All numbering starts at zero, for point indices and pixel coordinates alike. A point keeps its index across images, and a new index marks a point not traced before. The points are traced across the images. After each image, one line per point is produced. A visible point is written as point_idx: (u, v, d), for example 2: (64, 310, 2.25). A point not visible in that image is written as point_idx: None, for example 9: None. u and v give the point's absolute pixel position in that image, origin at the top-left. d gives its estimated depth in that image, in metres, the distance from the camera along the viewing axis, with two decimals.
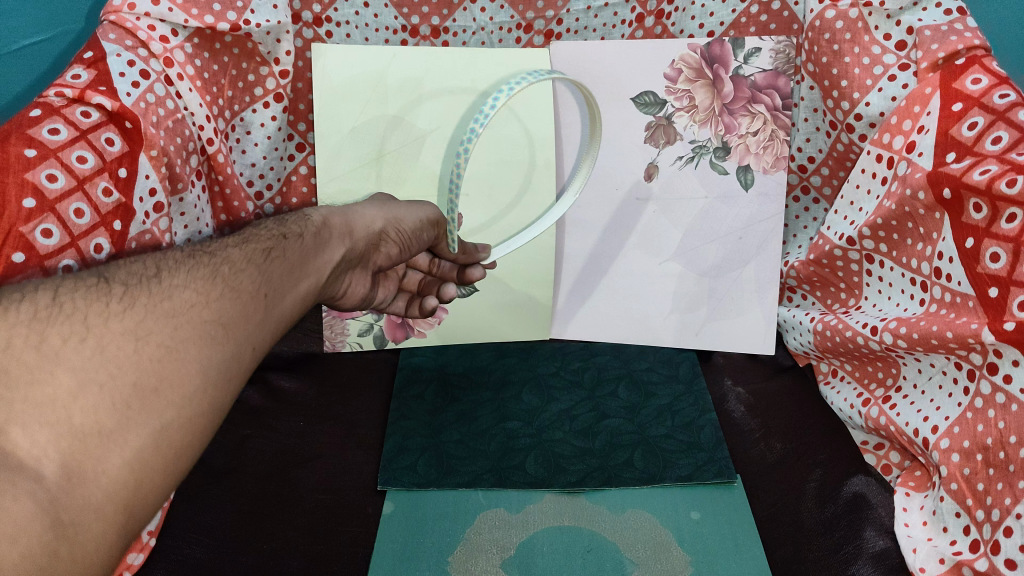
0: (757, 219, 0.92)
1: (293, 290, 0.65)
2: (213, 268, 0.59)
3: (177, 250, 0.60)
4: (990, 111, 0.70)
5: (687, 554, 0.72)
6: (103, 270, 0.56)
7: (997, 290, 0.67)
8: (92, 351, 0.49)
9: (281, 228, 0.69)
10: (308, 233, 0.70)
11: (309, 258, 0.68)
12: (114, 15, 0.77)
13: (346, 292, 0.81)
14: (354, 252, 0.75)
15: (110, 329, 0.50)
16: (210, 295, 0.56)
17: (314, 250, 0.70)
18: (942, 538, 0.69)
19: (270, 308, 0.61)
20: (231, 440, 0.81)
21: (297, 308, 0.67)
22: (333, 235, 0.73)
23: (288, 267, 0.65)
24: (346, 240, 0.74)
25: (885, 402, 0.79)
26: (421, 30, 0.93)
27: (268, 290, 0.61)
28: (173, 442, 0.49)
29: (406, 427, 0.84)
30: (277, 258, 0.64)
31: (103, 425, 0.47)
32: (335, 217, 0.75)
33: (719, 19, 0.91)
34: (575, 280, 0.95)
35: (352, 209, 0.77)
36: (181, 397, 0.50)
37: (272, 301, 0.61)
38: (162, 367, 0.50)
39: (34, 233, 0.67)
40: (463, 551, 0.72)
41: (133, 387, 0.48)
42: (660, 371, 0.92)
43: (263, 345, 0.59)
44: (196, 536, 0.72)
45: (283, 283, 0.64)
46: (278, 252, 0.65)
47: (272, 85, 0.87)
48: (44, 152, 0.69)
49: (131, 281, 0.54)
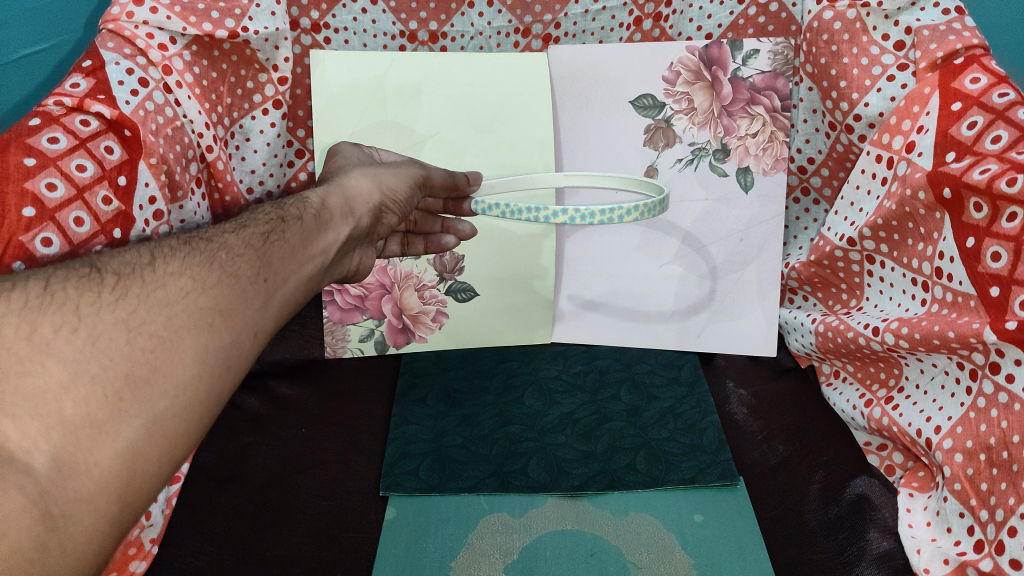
0: (757, 220, 0.92)
1: (296, 273, 0.63)
2: (210, 255, 0.57)
3: (171, 237, 0.58)
4: (990, 110, 0.70)
5: (691, 557, 0.72)
6: (96, 259, 0.54)
7: (998, 290, 0.67)
8: (85, 341, 0.47)
9: (279, 211, 0.67)
10: (307, 213, 0.68)
11: (310, 239, 0.66)
12: (112, 24, 0.78)
13: (358, 269, 0.81)
14: (355, 230, 0.73)
15: (102, 319, 0.49)
16: (206, 282, 0.54)
17: (316, 230, 0.67)
18: (946, 539, 0.68)
19: (272, 292, 0.59)
20: (233, 447, 0.81)
21: (303, 294, 0.65)
22: (334, 214, 0.71)
23: (289, 250, 0.62)
24: (346, 220, 0.72)
25: (888, 403, 0.79)
26: (419, 35, 0.93)
27: (269, 275, 0.59)
28: (168, 433, 0.48)
29: (409, 432, 0.84)
30: (277, 242, 0.62)
31: (94, 417, 0.45)
32: (332, 193, 0.73)
33: (717, 21, 0.91)
34: (576, 283, 0.95)
35: (348, 184, 0.75)
36: (175, 386, 0.48)
37: (274, 286, 0.59)
38: (156, 357, 0.48)
39: (34, 241, 0.67)
40: (466, 555, 0.72)
41: (125, 377, 0.47)
42: (663, 374, 0.92)
43: (265, 332, 0.57)
44: (198, 544, 0.72)
45: (286, 264, 0.61)
46: (277, 235, 0.63)
47: (271, 91, 0.88)
48: (44, 160, 0.69)
49: (124, 270, 0.53)
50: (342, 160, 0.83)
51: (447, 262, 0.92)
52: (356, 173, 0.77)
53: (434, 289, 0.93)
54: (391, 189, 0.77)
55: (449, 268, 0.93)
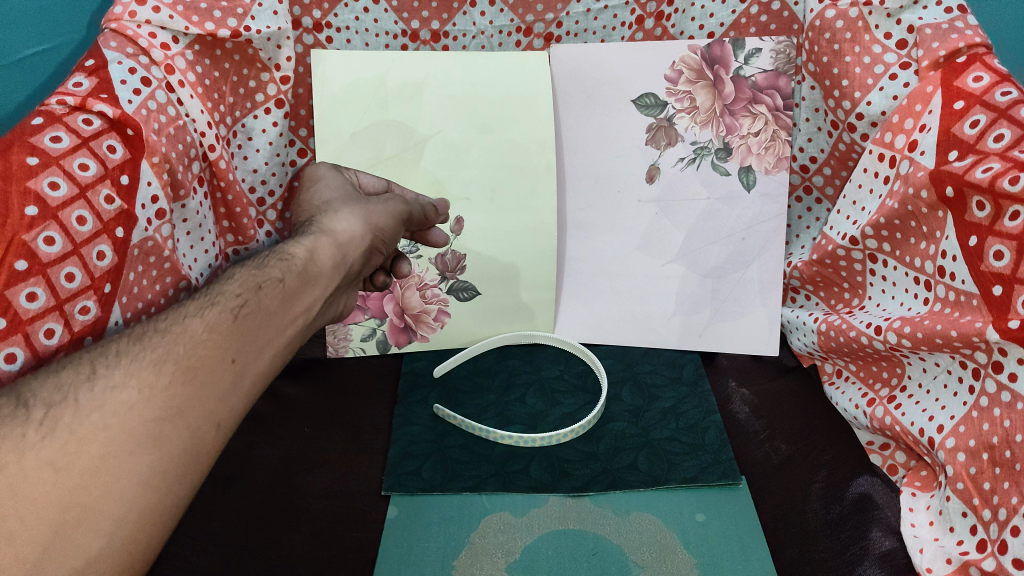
0: (760, 219, 0.92)
1: (263, 351, 0.62)
2: (161, 353, 0.56)
3: (126, 336, 0.58)
4: (992, 109, 0.70)
5: (693, 557, 0.72)
6: (42, 376, 0.54)
7: (1001, 289, 0.66)
8: (15, 481, 0.47)
9: (247, 281, 0.65)
10: (276, 283, 0.66)
11: (292, 299, 0.67)
12: (115, 23, 0.78)
13: (339, 313, 0.80)
14: (331, 287, 0.72)
15: (37, 454, 0.49)
16: (153, 390, 0.53)
17: (285, 300, 0.66)
18: (950, 538, 0.67)
19: (235, 380, 0.59)
20: (235, 447, 0.81)
21: (270, 375, 0.64)
22: (309, 278, 0.69)
23: (251, 332, 0.61)
24: (320, 281, 0.71)
25: (890, 402, 0.79)
26: (421, 34, 0.93)
27: (229, 364, 0.59)
28: (109, 565, 0.48)
29: (411, 432, 0.84)
30: (240, 323, 0.61)
31: (24, 563, 0.46)
32: (322, 240, 0.73)
33: (719, 20, 0.91)
34: (578, 282, 0.95)
35: (339, 228, 0.75)
36: (138, 498, 0.50)
37: (235, 373, 0.59)
38: (89, 492, 0.49)
39: (36, 241, 0.65)
40: (468, 554, 0.72)
41: (61, 513, 0.47)
42: (665, 373, 0.92)
43: (224, 429, 0.57)
44: (201, 543, 0.72)
45: (248, 347, 0.61)
46: (242, 314, 0.62)
47: (273, 91, 0.88)
48: (46, 160, 0.68)
49: (66, 390, 0.52)
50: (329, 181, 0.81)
51: (448, 262, 0.92)
52: (335, 220, 0.76)
53: (435, 289, 0.93)
54: (381, 226, 0.78)
55: (451, 267, 0.93)
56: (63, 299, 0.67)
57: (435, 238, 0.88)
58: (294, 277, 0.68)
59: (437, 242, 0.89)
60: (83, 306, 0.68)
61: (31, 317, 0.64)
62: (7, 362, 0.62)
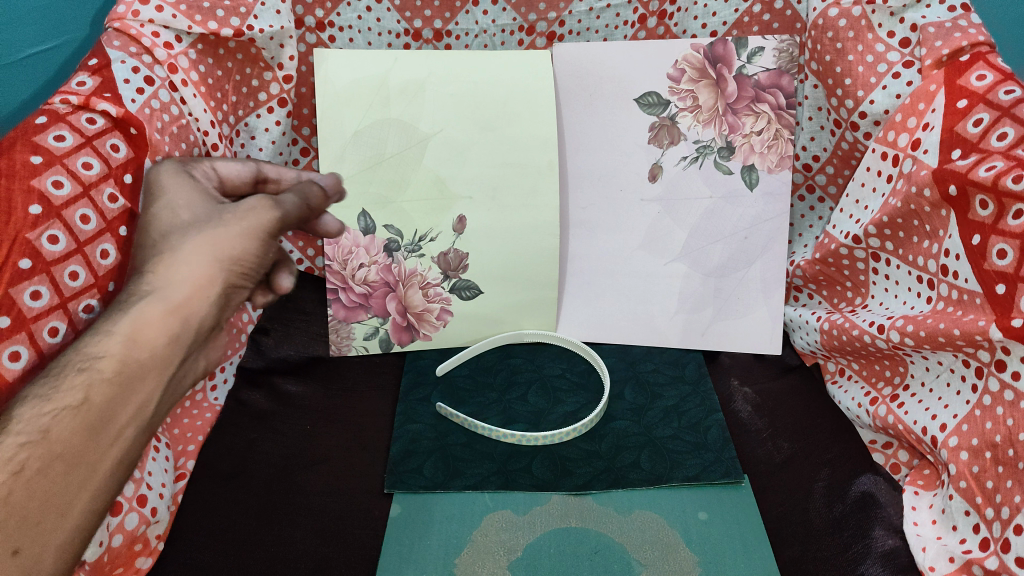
0: (763, 217, 0.92)
1: (66, 509, 0.54)
2: None
3: None
4: (995, 107, 0.70)
5: (695, 554, 0.72)
6: None
7: (1004, 287, 0.66)
8: None
9: (33, 420, 0.53)
10: (76, 416, 0.54)
11: (110, 415, 0.57)
12: (117, 22, 0.77)
13: (206, 367, 0.72)
14: (167, 375, 0.61)
15: None
16: None
17: (90, 432, 0.55)
18: (951, 536, 0.68)
19: (25, 566, 0.51)
20: (238, 444, 0.81)
21: (89, 525, 0.56)
22: (125, 383, 0.58)
23: (40, 501, 0.52)
24: (146, 377, 0.59)
25: (893, 401, 0.79)
26: (423, 33, 0.93)
27: (14, 555, 0.50)
28: None
29: (413, 430, 0.84)
30: (23, 494, 0.51)
31: None
32: (145, 311, 0.60)
33: (722, 18, 0.91)
34: (581, 281, 0.95)
35: (174, 282, 0.62)
36: None
37: (25, 558, 0.51)
38: None
39: (40, 239, 0.65)
40: (471, 552, 0.72)
41: None
42: (667, 372, 0.91)
43: None
44: (204, 540, 0.72)
45: (40, 518, 0.52)
46: (27, 476, 0.52)
47: (276, 89, 0.88)
48: (50, 159, 0.68)
49: None
50: (180, 207, 0.68)
51: (451, 260, 0.92)
52: (164, 270, 0.62)
53: (438, 287, 0.92)
54: (234, 257, 0.65)
55: (453, 266, 0.92)
56: (67, 297, 0.66)
57: (327, 227, 0.78)
58: (103, 389, 0.56)
59: (328, 232, 0.78)
60: (87, 305, 0.67)
61: (35, 315, 0.63)
62: (12, 360, 0.61)
